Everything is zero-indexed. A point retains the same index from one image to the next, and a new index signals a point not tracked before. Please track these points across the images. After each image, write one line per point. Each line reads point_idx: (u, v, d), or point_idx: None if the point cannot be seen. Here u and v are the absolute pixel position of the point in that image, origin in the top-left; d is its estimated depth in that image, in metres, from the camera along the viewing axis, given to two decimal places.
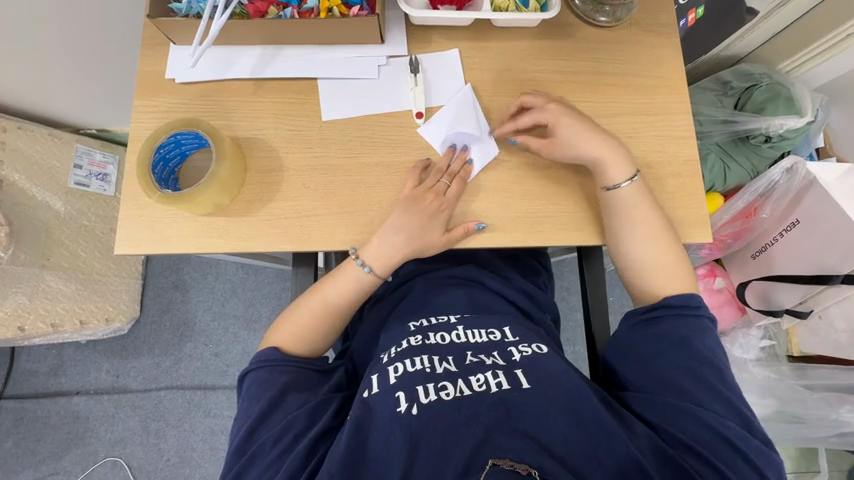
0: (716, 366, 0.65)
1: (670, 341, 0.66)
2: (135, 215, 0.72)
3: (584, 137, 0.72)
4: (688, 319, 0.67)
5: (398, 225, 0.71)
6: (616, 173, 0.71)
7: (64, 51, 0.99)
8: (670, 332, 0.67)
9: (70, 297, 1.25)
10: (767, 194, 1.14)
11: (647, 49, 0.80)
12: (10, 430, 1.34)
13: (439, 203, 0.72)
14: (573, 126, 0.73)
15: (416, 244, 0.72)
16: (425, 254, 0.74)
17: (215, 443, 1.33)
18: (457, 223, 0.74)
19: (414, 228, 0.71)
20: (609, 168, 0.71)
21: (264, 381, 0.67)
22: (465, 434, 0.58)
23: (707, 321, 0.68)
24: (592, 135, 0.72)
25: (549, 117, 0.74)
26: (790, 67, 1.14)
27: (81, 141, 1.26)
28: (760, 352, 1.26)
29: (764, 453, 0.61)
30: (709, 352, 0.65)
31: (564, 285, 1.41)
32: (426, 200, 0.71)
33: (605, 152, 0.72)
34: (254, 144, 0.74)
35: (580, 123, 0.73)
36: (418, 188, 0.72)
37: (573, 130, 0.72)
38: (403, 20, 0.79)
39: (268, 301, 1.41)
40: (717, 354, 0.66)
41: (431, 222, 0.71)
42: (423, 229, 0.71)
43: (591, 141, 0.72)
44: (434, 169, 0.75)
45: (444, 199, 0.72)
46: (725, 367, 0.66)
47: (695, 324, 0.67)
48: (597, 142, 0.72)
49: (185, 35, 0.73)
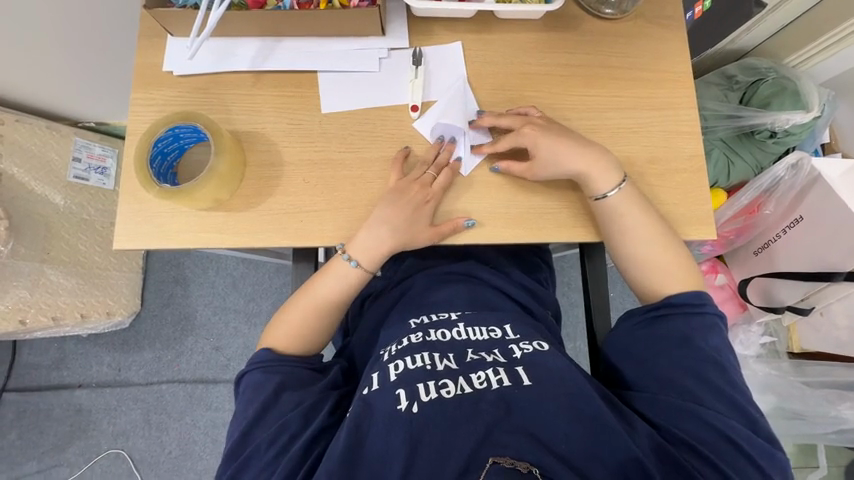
0: (720, 365, 0.64)
1: (674, 340, 0.66)
2: (134, 210, 0.71)
3: (566, 156, 0.70)
4: (690, 318, 0.66)
5: (383, 217, 0.70)
6: (603, 183, 0.70)
7: (63, 43, 0.98)
8: (674, 332, 0.66)
9: (70, 290, 1.24)
10: (771, 189, 1.12)
11: (652, 42, 0.79)
12: (13, 422, 1.33)
13: (425, 194, 0.71)
14: (551, 146, 0.70)
15: (403, 237, 0.71)
16: (413, 248, 0.73)
17: (217, 436, 1.33)
18: (445, 219, 0.73)
19: (397, 220, 0.70)
20: (596, 179, 0.70)
21: (257, 383, 0.67)
22: (465, 432, 0.57)
23: (713, 318, 0.67)
24: (574, 150, 0.70)
25: (527, 142, 0.71)
26: (796, 61, 1.13)
27: (79, 135, 1.25)
28: (760, 348, 1.25)
29: (769, 453, 0.60)
30: (713, 351, 0.65)
31: (565, 280, 1.40)
32: (412, 191, 0.70)
33: (588, 165, 0.70)
34: (253, 138, 0.73)
35: (558, 141, 0.71)
36: (403, 180, 0.71)
37: (554, 149, 0.70)
38: (404, 12, 0.78)
39: (268, 295, 1.41)
40: (722, 354, 0.65)
41: (417, 214, 0.71)
42: (409, 221, 0.71)
43: (571, 157, 0.70)
44: (415, 160, 0.74)
45: (430, 190, 0.71)
46: (731, 366, 0.65)
47: (700, 323, 0.66)
48: (578, 157, 0.70)
49: (183, 27, 0.72)
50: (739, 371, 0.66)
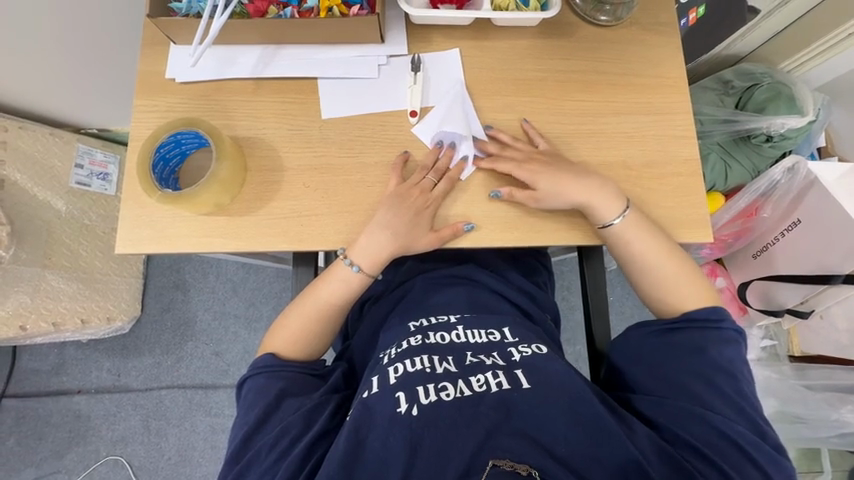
0: (731, 374, 0.64)
1: (684, 348, 0.66)
2: (135, 215, 0.72)
3: (568, 190, 0.71)
4: (707, 332, 0.67)
5: (384, 222, 0.71)
6: (606, 212, 0.71)
7: (64, 51, 0.99)
8: (684, 341, 0.67)
9: (71, 295, 1.25)
10: (768, 194, 1.13)
11: (647, 48, 0.80)
12: (12, 428, 1.34)
13: (424, 200, 0.72)
14: (552, 180, 0.71)
15: (404, 241, 0.72)
16: (412, 253, 0.73)
17: (216, 442, 1.34)
18: (443, 224, 0.73)
19: (398, 225, 0.71)
20: (597, 209, 0.71)
21: (260, 387, 0.68)
22: (465, 434, 0.57)
23: (730, 333, 0.67)
24: (575, 184, 0.71)
25: (526, 178, 0.72)
26: (791, 66, 1.14)
27: (82, 141, 1.27)
28: (761, 352, 1.26)
29: (774, 458, 0.61)
30: (727, 363, 0.65)
31: (564, 284, 1.41)
32: (413, 197, 0.72)
33: (592, 196, 0.71)
34: (255, 144, 0.74)
35: (562, 177, 0.71)
36: (404, 184, 0.73)
37: (555, 184, 0.71)
38: (403, 20, 0.79)
39: (269, 300, 1.41)
40: (737, 365, 0.65)
41: (417, 218, 0.72)
42: (409, 226, 0.72)
43: (574, 190, 0.71)
44: (414, 165, 0.75)
45: (429, 197, 0.72)
46: (741, 375, 0.65)
47: (716, 336, 0.66)
48: (580, 190, 0.71)
49: (185, 35, 0.73)
50: (751, 382, 0.67)
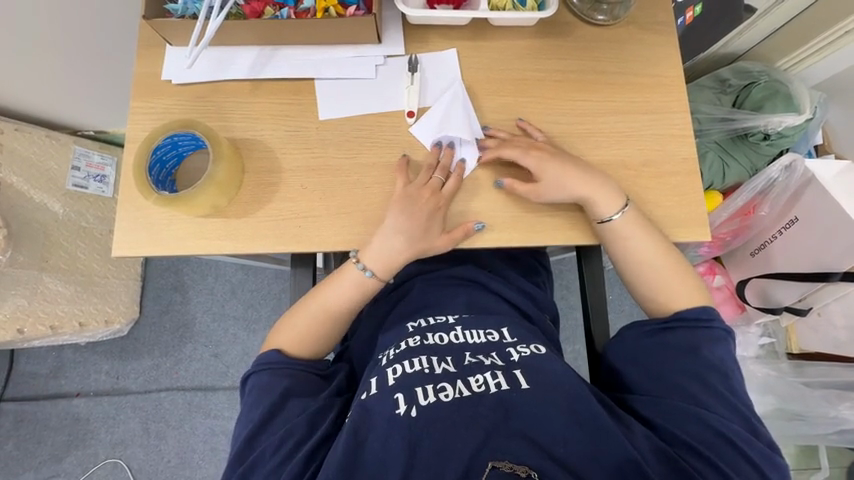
0: (724, 373, 0.65)
1: (677, 348, 0.66)
2: (132, 218, 0.72)
3: (572, 182, 0.71)
4: (699, 331, 0.67)
5: (395, 225, 0.70)
6: (605, 207, 0.71)
7: (60, 53, 0.99)
8: (678, 340, 0.67)
9: (69, 298, 1.24)
10: (766, 191, 1.13)
11: (645, 47, 0.80)
12: (10, 431, 1.33)
13: (436, 201, 0.72)
14: (558, 170, 0.71)
15: (417, 245, 0.72)
16: (428, 255, 0.73)
17: (216, 444, 1.33)
18: (454, 224, 0.73)
19: (412, 228, 0.71)
20: (599, 204, 0.71)
21: (264, 385, 0.67)
22: (464, 436, 0.57)
23: (720, 333, 0.67)
24: (576, 177, 0.71)
25: (531, 167, 0.72)
26: (788, 64, 1.16)
27: (78, 143, 1.26)
28: (759, 350, 1.25)
29: (768, 456, 0.61)
30: (719, 361, 0.65)
31: (563, 284, 1.41)
32: (423, 198, 0.71)
33: (591, 191, 0.71)
34: (252, 145, 0.74)
35: (568, 167, 0.71)
36: (411, 186, 0.72)
37: (560, 175, 0.71)
38: (400, 20, 0.79)
39: (267, 301, 1.41)
40: (728, 363, 0.66)
41: (431, 221, 0.72)
42: (423, 230, 0.71)
43: (577, 182, 0.71)
44: (416, 166, 0.75)
45: (441, 197, 0.72)
46: (734, 374, 0.66)
47: (707, 335, 0.67)
48: (581, 185, 0.71)
49: (181, 37, 0.73)
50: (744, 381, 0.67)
